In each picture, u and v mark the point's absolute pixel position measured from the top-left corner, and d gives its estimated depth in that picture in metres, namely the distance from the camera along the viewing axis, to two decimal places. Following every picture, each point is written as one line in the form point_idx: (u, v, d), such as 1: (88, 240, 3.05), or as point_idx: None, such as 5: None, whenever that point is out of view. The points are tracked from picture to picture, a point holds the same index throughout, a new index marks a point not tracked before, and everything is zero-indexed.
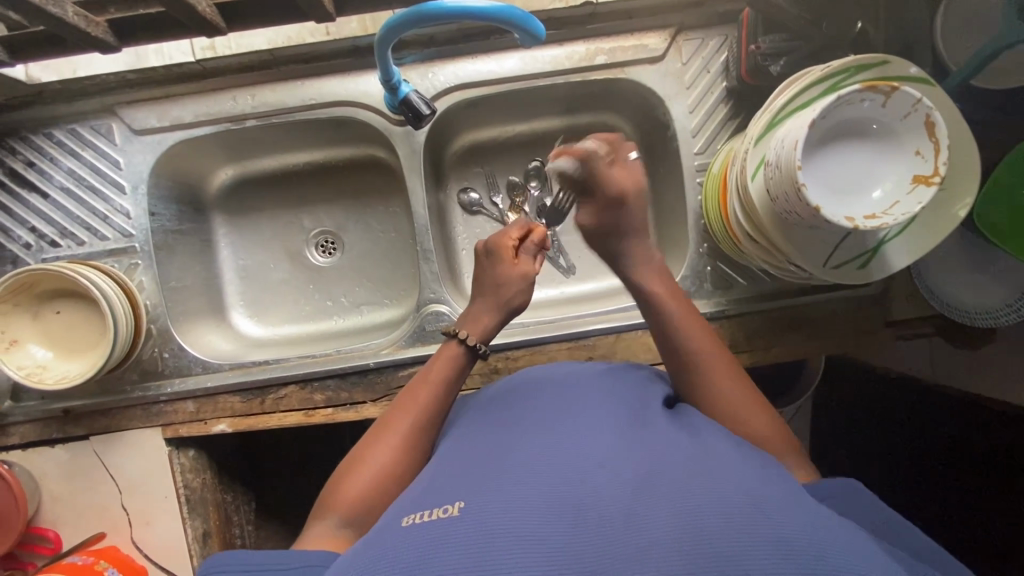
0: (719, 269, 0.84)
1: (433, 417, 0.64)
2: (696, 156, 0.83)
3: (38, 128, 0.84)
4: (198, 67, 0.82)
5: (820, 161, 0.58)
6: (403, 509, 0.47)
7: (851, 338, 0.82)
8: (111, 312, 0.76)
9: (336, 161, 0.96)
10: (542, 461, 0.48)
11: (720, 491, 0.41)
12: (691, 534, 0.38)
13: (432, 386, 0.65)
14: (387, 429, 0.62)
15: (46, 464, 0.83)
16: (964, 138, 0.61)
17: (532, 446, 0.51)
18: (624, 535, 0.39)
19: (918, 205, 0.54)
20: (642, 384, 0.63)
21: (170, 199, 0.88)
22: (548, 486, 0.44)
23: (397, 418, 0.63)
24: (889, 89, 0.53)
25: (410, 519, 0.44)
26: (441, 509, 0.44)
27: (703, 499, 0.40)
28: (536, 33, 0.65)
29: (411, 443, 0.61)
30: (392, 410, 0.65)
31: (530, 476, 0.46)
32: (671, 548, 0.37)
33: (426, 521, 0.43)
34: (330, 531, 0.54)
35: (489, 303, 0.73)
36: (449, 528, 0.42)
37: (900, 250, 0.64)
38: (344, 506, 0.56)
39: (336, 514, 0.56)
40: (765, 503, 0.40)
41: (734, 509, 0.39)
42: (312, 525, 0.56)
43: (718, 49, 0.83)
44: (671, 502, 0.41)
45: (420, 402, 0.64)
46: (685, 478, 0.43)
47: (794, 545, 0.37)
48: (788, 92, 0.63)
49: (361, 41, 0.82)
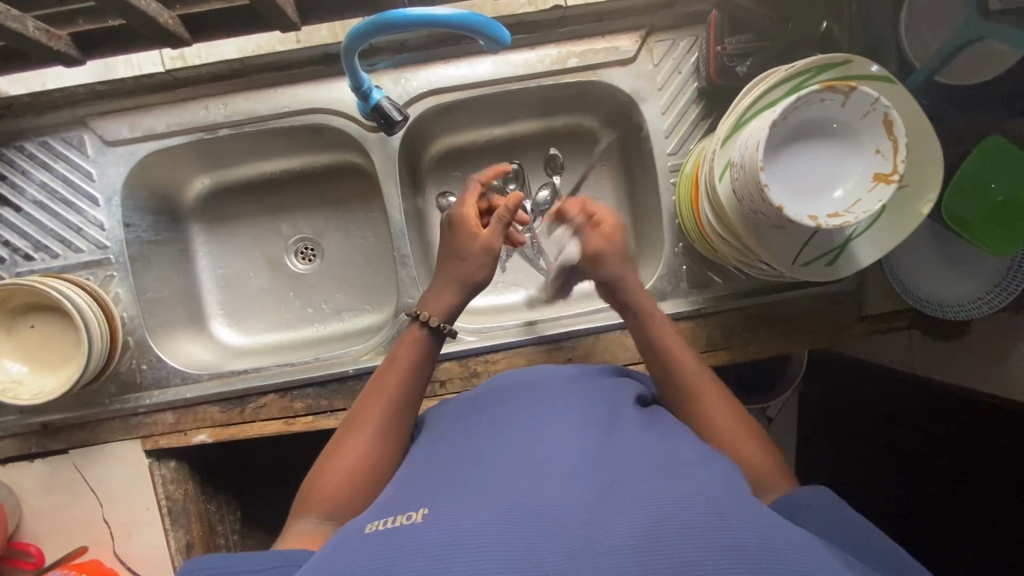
0: (695, 268, 0.85)
1: (401, 405, 0.65)
2: (669, 156, 0.84)
3: (9, 141, 0.84)
4: (169, 77, 0.82)
5: (781, 162, 0.58)
6: (368, 514, 0.48)
7: (826, 333, 0.83)
8: (85, 325, 0.76)
9: (313, 167, 0.96)
10: (508, 473, 0.48)
11: (678, 494, 0.42)
12: (648, 540, 0.39)
13: (400, 371, 0.67)
14: (359, 421, 0.63)
15: (25, 479, 0.83)
16: (926, 136, 0.62)
17: (504, 453, 0.52)
18: (583, 542, 0.39)
19: (879, 203, 0.55)
20: (614, 389, 0.65)
21: (145, 210, 0.88)
22: (511, 497, 0.45)
23: (368, 407, 0.64)
24: (848, 89, 0.54)
25: (376, 525, 0.45)
26: (405, 516, 0.45)
27: (662, 503, 0.41)
28: (503, 40, 0.65)
29: (384, 430, 0.62)
30: (363, 399, 0.65)
31: (495, 487, 0.47)
32: (629, 548, 0.38)
33: (391, 527, 0.44)
34: (309, 527, 0.54)
35: (451, 281, 0.74)
36: (414, 533, 0.42)
37: (867, 247, 0.65)
38: (322, 503, 0.56)
39: (314, 510, 0.55)
40: (722, 507, 0.41)
41: (693, 511, 0.40)
42: (291, 524, 0.55)
43: (689, 50, 0.83)
44: (632, 506, 0.41)
45: (389, 390, 0.65)
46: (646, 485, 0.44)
47: (742, 544, 0.38)
48: (752, 93, 0.64)
49: (332, 49, 0.82)
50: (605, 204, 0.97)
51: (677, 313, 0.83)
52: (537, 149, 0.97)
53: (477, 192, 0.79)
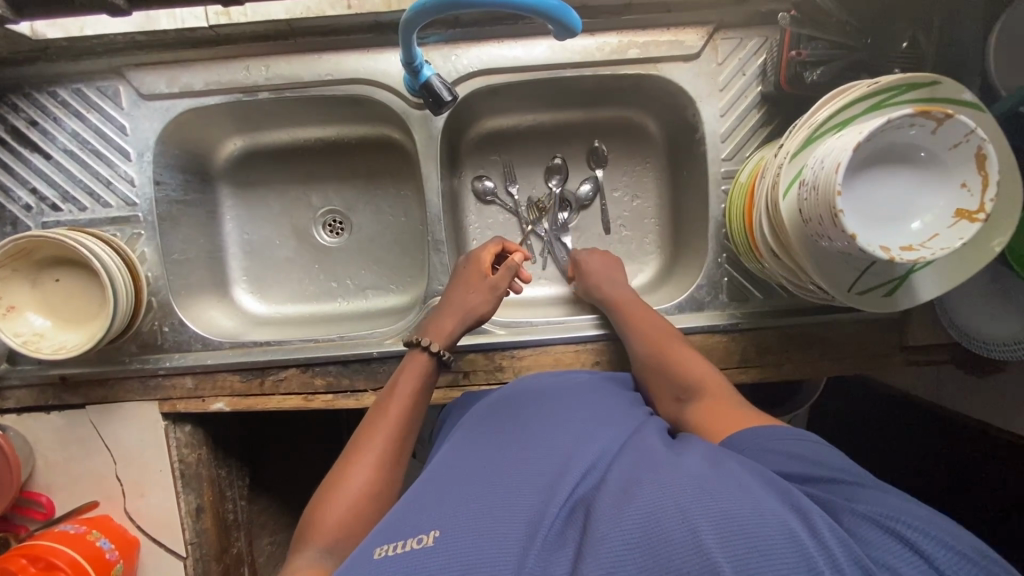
0: (736, 280, 0.81)
1: (402, 434, 0.65)
2: (723, 162, 0.80)
3: (41, 85, 0.81)
4: (212, 33, 0.79)
5: (859, 186, 0.55)
6: (378, 537, 0.47)
7: (863, 359, 0.81)
8: (111, 284, 0.74)
9: (349, 138, 0.93)
10: (519, 482, 0.49)
11: (672, 482, 0.43)
12: (650, 543, 0.39)
13: (404, 398, 0.67)
14: (360, 449, 0.62)
15: (41, 430, 0.82)
16: (1012, 171, 0.58)
17: (518, 464, 0.52)
18: (589, 550, 0.40)
19: (961, 240, 0.51)
20: (626, 401, 0.64)
21: (177, 168, 0.85)
22: (523, 511, 0.46)
23: (370, 434, 0.63)
24: (943, 116, 0.50)
25: (383, 551, 0.44)
26: (416, 540, 0.45)
27: (659, 500, 0.41)
28: (572, 27, 0.61)
29: (387, 456, 0.62)
30: (365, 427, 0.65)
31: (504, 501, 0.47)
32: (632, 549, 0.39)
33: (402, 553, 0.43)
34: (312, 560, 0.53)
35: (453, 311, 0.75)
36: (429, 556, 0.42)
37: (930, 282, 0.62)
38: (324, 535, 0.54)
39: (316, 544, 0.54)
40: (715, 494, 0.41)
41: (691, 501, 0.40)
42: (293, 559, 0.54)
43: (757, 51, 0.79)
44: (631, 510, 0.42)
45: (392, 417, 0.65)
46: (644, 479, 0.45)
47: (740, 531, 0.38)
48: (828, 108, 0.60)
49: (383, 17, 0.78)
50: (646, 204, 0.94)
51: (713, 324, 0.80)
52: (581, 140, 0.94)
53: (496, 245, 0.82)
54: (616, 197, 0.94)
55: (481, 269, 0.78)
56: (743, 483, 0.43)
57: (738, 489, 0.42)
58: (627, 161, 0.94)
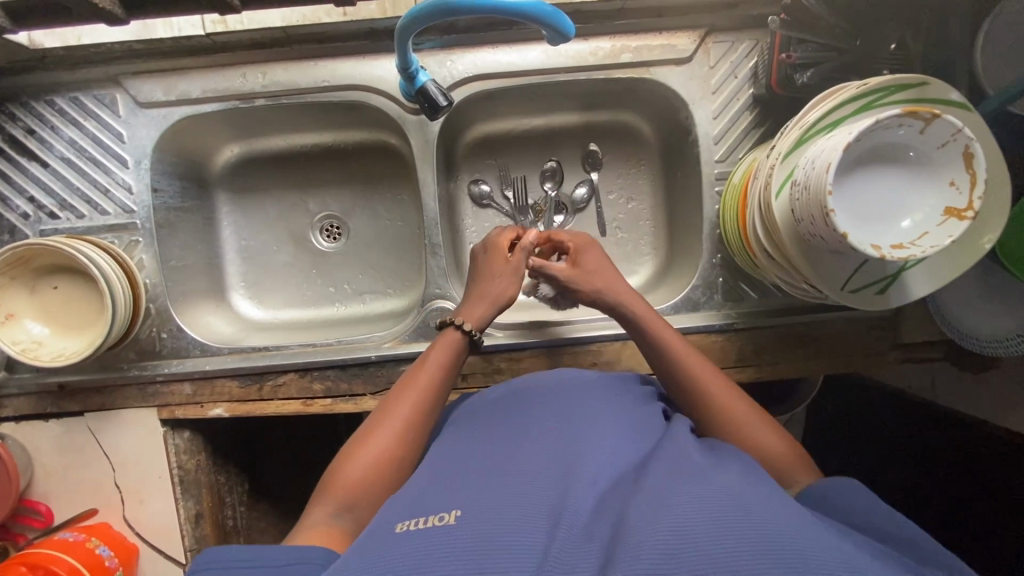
0: (731, 280, 0.82)
1: (432, 404, 0.64)
2: (716, 163, 0.81)
3: (38, 94, 0.81)
4: (208, 41, 0.79)
5: (850, 184, 0.56)
6: (394, 514, 0.48)
7: (857, 358, 0.82)
8: (109, 291, 0.74)
9: (346, 144, 0.94)
10: (543, 475, 0.49)
11: (708, 496, 0.43)
12: (683, 548, 0.39)
13: (433, 370, 0.67)
14: (388, 412, 0.62)
15: (40, 438, 0.82)
16: (1000, 169, 0.59)
17: (538, 455, 0.52)
18: (615, 547, 0.40)
19: (949, 238, 0.52)
20: (642, 402, 0.64)
21: (174, 175, 0.86)
22: (547, 503, 0.46)
23: (399, 399, 0.64)
24: (930, 116, 0.51)
25: (404, 525, 0.45)
26: (437, 517, 0.45)
27: (693, 511, 0.42)
28: (565, 32, 0.62)
29: (414, 423, 0.62)
30: (395, 391, 0.65)
31: (527, 492, 0.47)
32: (663, 546, 0.39)
33: (422, 528, 0.44)
34: (326, 517, 0.54)
35: (484, 296, 0.74)
36: (448, 536, 0.42)
37: (921, 279, 0.63)
38: (342, 494, 0.56)
39: (333, 500, 0.55)
40: (753, 511, 0.41)
41: (727, 516, 0.41)
42: (310, 510, 0.55)
43: (748, 55, 0.80)
44: (665, 518, 0.41)
45: (421, 385, 0.65)
46: (676, 488, 0.45)
47: (775, 545, 0.38)
48: (820, 109, 0.61)
49: (378, 24, 0.79)
50: (641, 207, 0.94)
51: (709, 325, 0.81)
52: (576, 143, 0.95)
53: (512, 231, 0.80)
54: (612, 200, 0.95)
55: (500, 257, 0.76)
56: (778, 503, 0.43)
57: (776, 507, 0.42)
58: (622, 164, 0.95)
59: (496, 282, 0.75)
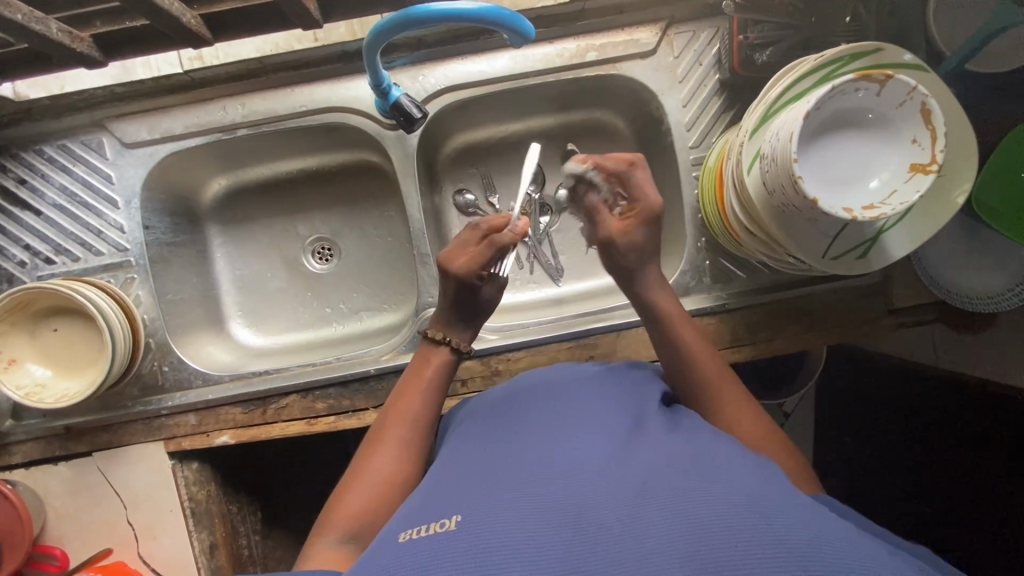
0: (718, 263, 0.83)
1: (424, 423, 0.65)
2: (691, 150, 0.83)
3: (28, 145, 0.84)
4: (187, 78, 0.82)
5: (815, 154, 0.57)
6: (400, 524, 0.47)
7: (853, 327, 0.81)
8: (108, 328, 0.75)
9: (330, 167, 0.96)
10: (545, 467, 0.48)
11: (717, 491, 0.41)
12: (693, 547, 0.37)
13: (421, 387, 0.67)
14: (381, 438, 0.63)
15: (50, 482, 0.83)
16: (962, 125, 0.61)
17: (538, 451, 0.51)
18: (626, 543, 0.39)
19: (917, 194, 0.53)
20: (638, 387, 0.63)
21: (164, 212, 0.88)
22: (549, 496, 0.44)
23: (391, 425, 0.64)
24: (884, 78, 0.53)
25: (409, 535, 0.44)
26: (438, 524, 0.44)
27: (703, 504, 0.40)
28: (526, 33, 0.64)
29: (408, 446, 0.62)
30: (385, 415, 0.66)
31: (532, 487, 0.46)
32: (674, 549, 0.37)
33: (424, 537, 0.43)
34: (332, 546, 0.54)
35: (467, 313, 0.73)
36: (452, 542, 0.42)
37: (899, 239, 0.64)
38: (346, 520, 0.56)
39: (336, 531, 0.55)
40: (768, 507, 0.39)
41: (737, 509, 0.39)
42: (314, 545, 0.55)
43: (710, 42, 0.82)
44: (672, 513, 0.40)
45: (411, 405, 0.66)
46: (682, 478, 0.43)
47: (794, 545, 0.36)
48: (781, 83, 0.62)
49: (349, 46, 0.82)
50: None
51: (702, 308, 0.82)
52: (553, 145, 0.96)
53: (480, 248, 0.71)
54: None
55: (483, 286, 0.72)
56: (792, 497, 0.42)
57: (791, 502, 0.41)
58: None
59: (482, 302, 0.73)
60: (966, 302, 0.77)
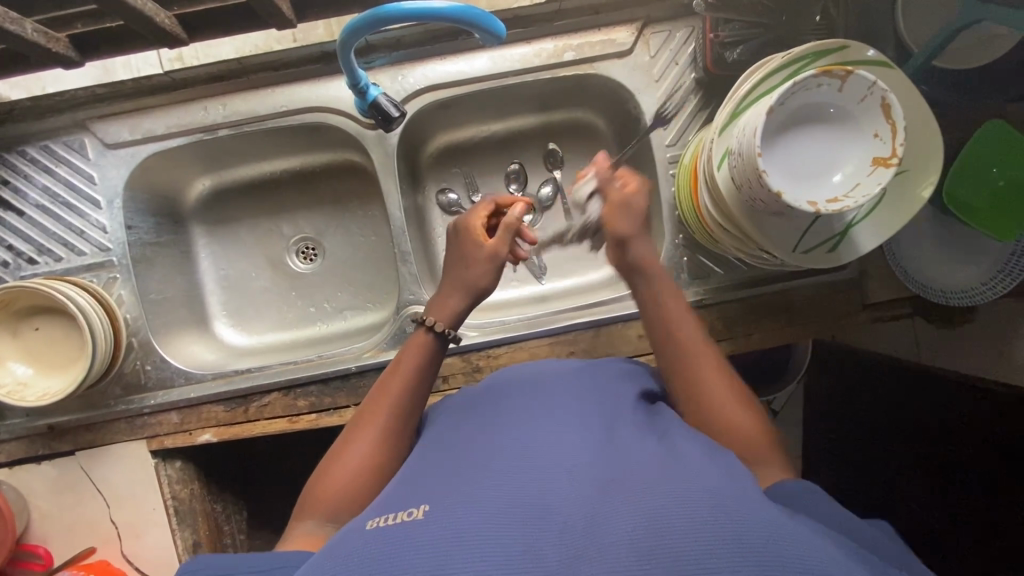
0: (696, 259, 0.84)
1: (407, 412, 0.64)
2: (668, 148, 0.84)
3: (11, 146, 0.84)
4: (168, 79, 0.83)
5: (781, 148, 0.58)
6: (371, 512, 0.48)
7: (830, 322, 0.82)
8: (89, 327, 0.76)
9: (313, 167, 0.97)
10: (517, 459, 0.48)
11: (681, 486, 0.42)
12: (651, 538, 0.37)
13: (406, 374, 0.66)
14: (362, 423, 0.63)
15: (33, 481, 0.83)
16: (925, 121, 0.62)
17: (511, 444, 0.51)
18: (590, 533, 0.39)
19: (879, 186, 0.54)
20: (615, 382, 0.63)
21: (147, 212, 0.89)
22: (517, 489, 0.45)
23: (373, 411, 0.64)
24: (844, 73, 0.54)
25: (376, 522, 0.45)
26: (407, 513, 0.45)
27: (666, 496, 0.40)
28: (497, 33, 0.65)
29: (390, 432, 0.62)
30: (368, 401, 0.65)
31: (505, 478, 0.46)
32: (633, 540, 0.38)
33: (393, 525, 0.43)
34: (310, 529, 0.56)
35: (459, 287, 0.71)
36: (418, 529, 0.42)
37: (869, 233, 0.65)
38: (325, 504, 0.57)
39: (316, 515, 0.56)
40: (728, 502, 0.40)
41: (698, 502, 0.39)
42: (294, 527, 0.57)
43: (685, 41, 0.83)
44: (635, 505, 0.40)
45: (393, 393, 0.65)
46: (650, 473, 0.44)
47: (748, 538, 0.37)
48: (750, 80, 0.63)
49: (328, 47, 0.83)
50: None
51: None
52: (535, 144, 0.97)
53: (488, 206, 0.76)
54: None
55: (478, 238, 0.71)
56: (755, 493, 0.42)
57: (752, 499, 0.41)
58: (582, 160, 0.97)
59: (473, 265, 0.70)
60: (943, 296, 0.77)
